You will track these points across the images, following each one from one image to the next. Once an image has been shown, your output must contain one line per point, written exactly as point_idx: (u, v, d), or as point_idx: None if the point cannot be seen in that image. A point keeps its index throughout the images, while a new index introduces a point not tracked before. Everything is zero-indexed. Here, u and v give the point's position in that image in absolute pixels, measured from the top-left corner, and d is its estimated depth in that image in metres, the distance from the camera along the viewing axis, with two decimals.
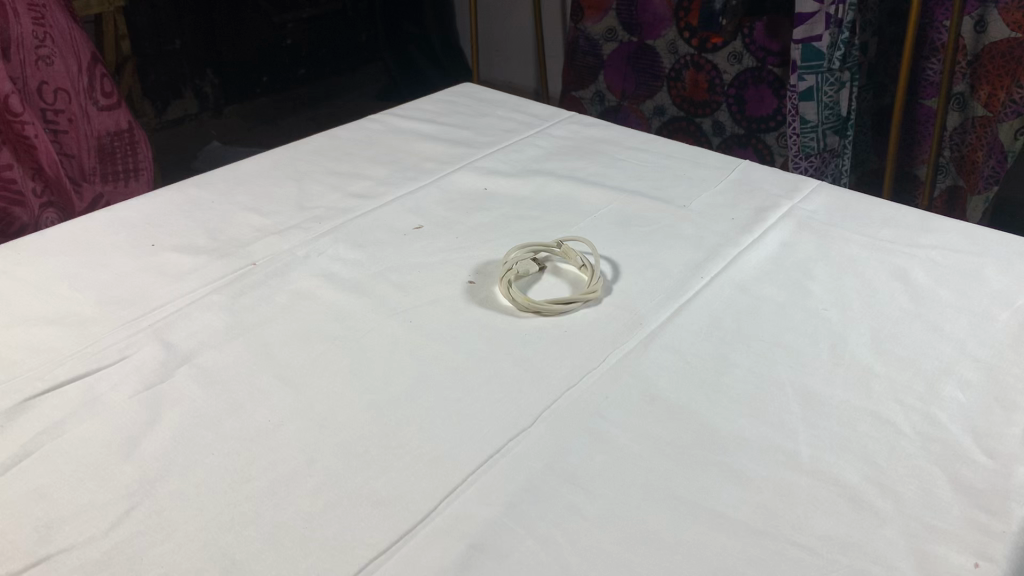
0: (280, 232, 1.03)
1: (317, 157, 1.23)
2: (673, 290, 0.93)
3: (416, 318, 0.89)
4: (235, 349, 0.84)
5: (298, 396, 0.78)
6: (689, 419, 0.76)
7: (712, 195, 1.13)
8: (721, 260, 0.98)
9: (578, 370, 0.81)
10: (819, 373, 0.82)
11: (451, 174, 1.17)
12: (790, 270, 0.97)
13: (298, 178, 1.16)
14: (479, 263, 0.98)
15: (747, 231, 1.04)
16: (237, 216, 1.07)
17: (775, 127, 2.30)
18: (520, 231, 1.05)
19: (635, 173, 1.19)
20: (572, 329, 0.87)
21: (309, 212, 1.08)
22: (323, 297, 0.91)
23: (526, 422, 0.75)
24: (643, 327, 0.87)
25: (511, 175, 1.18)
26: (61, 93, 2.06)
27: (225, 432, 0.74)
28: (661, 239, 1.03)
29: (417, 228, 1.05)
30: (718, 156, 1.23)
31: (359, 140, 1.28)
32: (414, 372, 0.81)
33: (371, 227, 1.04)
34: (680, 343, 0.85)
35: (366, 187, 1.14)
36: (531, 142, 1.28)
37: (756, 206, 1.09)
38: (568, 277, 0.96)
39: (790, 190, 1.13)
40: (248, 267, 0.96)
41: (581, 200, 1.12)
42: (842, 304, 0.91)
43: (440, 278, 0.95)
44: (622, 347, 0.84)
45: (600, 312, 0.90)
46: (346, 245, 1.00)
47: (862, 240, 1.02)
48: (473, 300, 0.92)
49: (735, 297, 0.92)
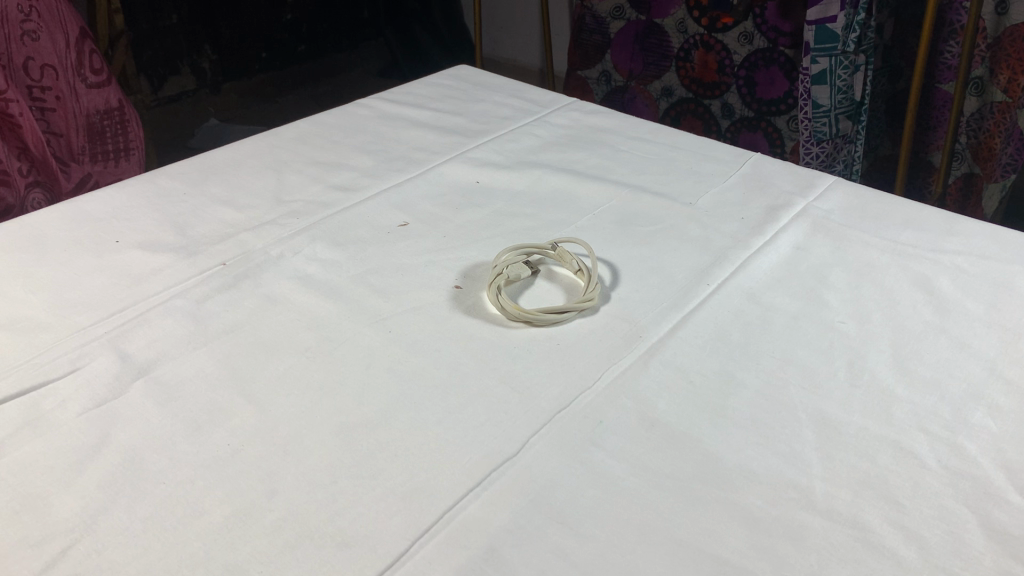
0: (254, 229, 0.96)
1: (299, 145, 1.15)
2: (677, 298, 0.86)
3: (396, 327, 0.81)
4: (197, 361, 0.77)
5: (262, 417, 0.71)
6: (691, 448, 0.69)
7: (720, 191, 1.05)
8: (729, 264, 0.91)
9: (570, 389, 0.74)
10: (836, 395, 0.74)
11: (441, 165, 1.10)
12: (802, 277, 0.89)
13: (278, 168, 1.09)
14: (467, 266, 0.91)
15: (757, 232, 0.96)
16: (209, 211, 0.99)
17: (785, 110, 2.22)
18: (513, 229, 0.98)
19: (639, 167, 1.11)
20: (566, 342, 0.80)
21: (287, 206, 1.00)
22: (296, 302, 0.84)
23: (511, 450, 0.68)
24: (643, 341, 0.80)
25: (505, 167, 1.10)
26: (48, 69, 1.98)
27: (179, 457, 0.68)
28: (664, 241, 0.95)
29: (402, 226, 0.97)
30: (728, 148, 1.15)
31: (345, 127, 1.20)
32: (391, 390, 0.74)
33: (352, 224, 0.97)
34: (682, 359, 0.78)
35: (350, 179, 1.07)
36: (528, 130, 1.20)
37: (768, 205, 1.01)
38: (564, 282, 0.89)
39: (805, 187, 1.05)
40: (218, 267, 0.89)
41: (580, 196, 1.04)
42: (860, 316, 0.84)
43: (425, 282, 0.88)
44: (619, 364, 0.77)
45: (596, 323, 0.83)
46: (324, 244, 0.93)
47: (882, 244, 0.94)
48: (459, 307, 0.85)
49: (743, 307, 0.85)
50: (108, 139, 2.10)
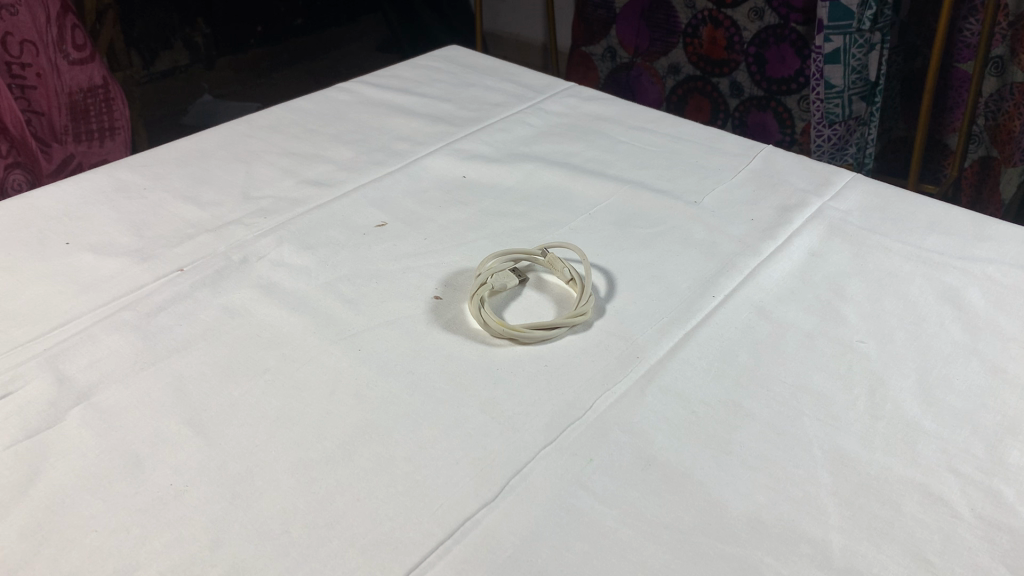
0: (217, 230, 0.88)
1: (272, 133, 1.07)
2: (678, 312, 0.78)
3: (366, 344, 0.73)
4: (143, 385, 0.69)
5: (209, 453, 0.64)
6: (692, 492, 0.61)
7: (728, 189, 0.96)
8: (736, 273, 0.83)
9: (557, 419, 0.66)
10: (855, 428, 0.66)
11: (425, 157, 1.01)
12: (818, 289, 0.81)
13: (247, 160, 1.01)
14: (448, 272, 0.83)
15: (768, 236, 0.88)
16: (171, 209, 0.91)
17: (797, 89, 2.12)
18: (501, 231, 0.89)
19: (639, 160, 1.02)
20: (554, 363, 0.72)
21: (255, 203, 0.92)
22: (257, 315, 0.77)
23: (488, 494, 0.60)
24: (640, 362, 0.72)
25: (495, 160, 1.01)
26: (28, 45, 1.87)
27: (115, 499, 0.60)
28: (666, 246, 0.87)
29: (380, 226, 0.89)
30: (737, 139, 1.06)
31: (323, 114, 1.12)
32: (357, 419, 0.66)
33: (324, 224, 0.89)
34: (684, 384, 0.70)
35: (325, 173, 0.98)
36: (521, 118, 1.11)
37: (779, 205, 0.93)
38: (554, 293, 0.80)
39: (820, 184, 0.96)
40: (174, 273, 0.81)
41: (575, 193, 0.96)
42: (882, 335, 0.75)
43: (401, 292, 0.80)
44: (613, 390, 0.69)
45: (589, 341, 0.75)
46: (293, 247, 0.85)
47: (905, 250, 0.86)
48: (438, 321, 0.77)
49: (753, 323, 0.76)
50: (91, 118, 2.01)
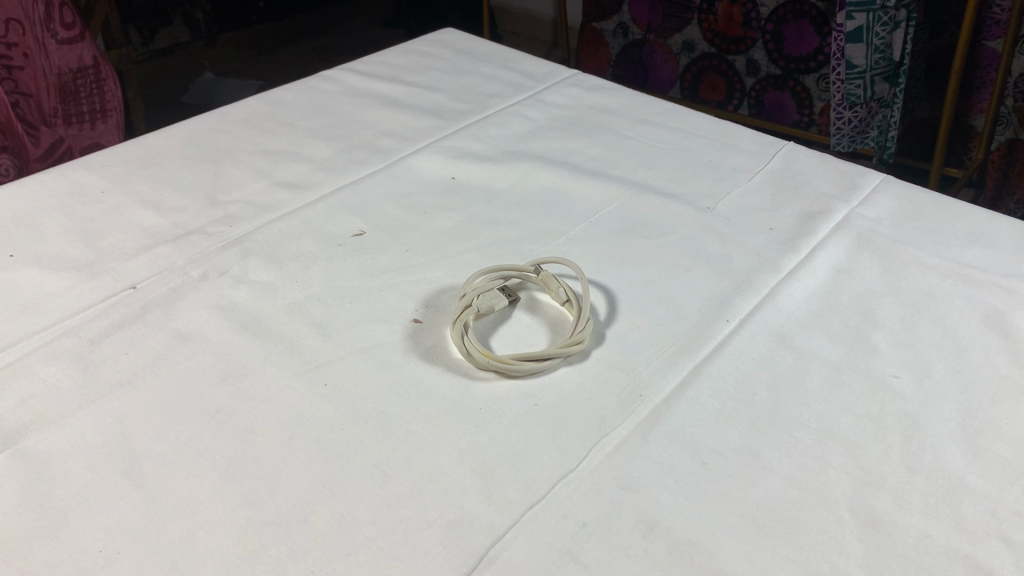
0: (177, 240, 0.79)
1: (246, 128, 0.98)
2: (687, 339, 0.69)
3: (333, 378, 0.65)
4: (80, 426, 0.61)
5: (147, 511, 0.56)
6: (700, 565, 0.53)
7: (744, 193, 0.87)
8: (754, 293, 0.74)
9: (546, 473, 0.58)
10: (889, 485, 0.58)
11: (412, 156, 0.92)
12: (844, 313, 0.72)
13: (217, 159, 0.92)
14: (430, 291, 0.74)
15: (789, 249, 0.79)
16: (129, 216, 0.83)
17: (816, 68, 2.02)
18: (491, 241, 0.80)
19: (646, 159, 0.93)
20: (545, 401, 0.64)
21: (221, 209, 0.84)
22: (214, 342, 0.68)
23: (463, 567, 0.52)
24: (643, 401, 0.63)
25: (488, 159, 0.92)
26: (13, 24, 1.71)
27: (34, 569, 0.52)
28: (674, 260, 0.78)
29: (357, 235, 0.81)
30: (755, 135, 0.97)
31: (303, 106, 1.03)
32: (318, 472, 0.58)
33: (296, 233, 0.80)
34: (692, 429, 0.61)
35: (301, 174, 0.90)
36: (518, 111, 1.02)
37: (800, 212, 0.84)
38: (547, 316, 0.72)
39: (846, 188, 0.87)
40: (126, 292, 0.73)
41: (575, 197, 0.87)
42: (918, 369, 0.67)
43: (377, 313, 0.72)
44: (612, 436, 0.61)
45: (586, 373, 0.66)
46: (259, 261, 0.77)
47: (943, 265, 0.76)
48: (416, 350, 0.68)
49: (771, 354, 0.68)
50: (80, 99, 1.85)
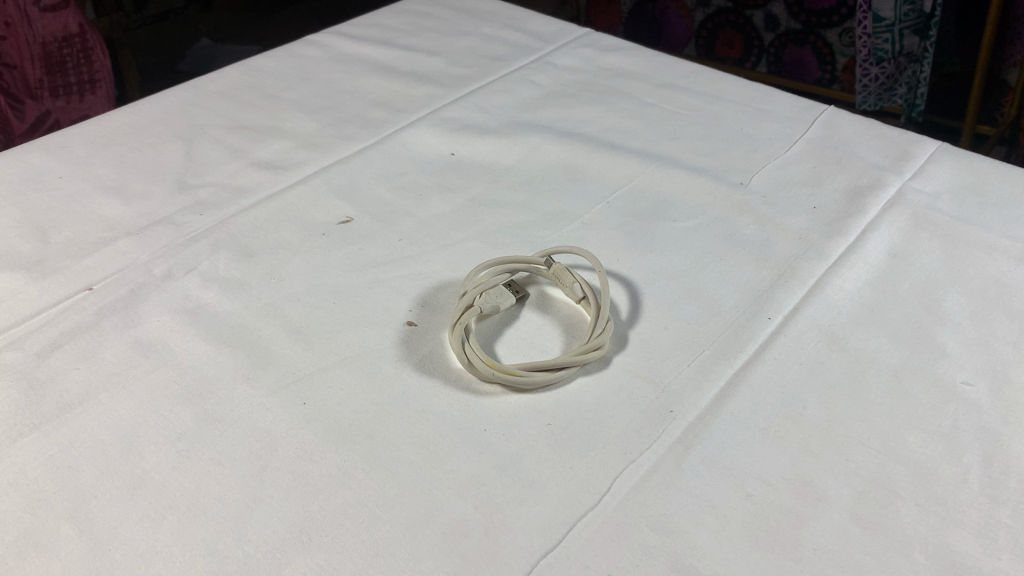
0: (141, 232, 0.71)
1: (222, 102, 0.89)
2: (724, 341, 0.59)
3: (313, 395, 0.56)
4: (19, 457, 0.53)
5: (92, 563, 0.47)
6: None
7: (781, 166, 0.77)
8: (799, 285, 0.64)
9: (562, 511, 0.49)
10: (971, 521, 0.49)
11: (406, 130, 0.83)
12: (904, 307, 0.62)
13: (190, 138, 0.83)
14: (427, 288, 0.65)
15: (836, 231, 0.69)
16: (88, 204, 0.74)
17: (838, 22, 1.89)
18: (496, 227, 0.71)
19: (668, 127, 0.83)
20: (559, 419, 0.54)
21: (191, 194, 0.75)
22: (180, 353, 0.60)
23: None
24: (674, 418, 0.54)
25: (491, 131, 0.83)
26: None
27: None
28: (705, 246, 0.68)
29: (343, 222, 0.71)
30: (790, 99, 0.86)
31: (286, 75, 0.93)
32: (293, 512, 0.49)
33: (274, 222, 0.71)
34: (734, 453, 0.52)
35: (282, 153, 0.80)
36: (524, 76, 0.92)
37: (846, 187, 0.74)
38: (560, 316, 0.62)
39: (898, 158, 0.77)
40: (81, 294, 0.64)
41: (590, 173, 0.77)
42: (994, 374, 0.57)
43: (366, 314, 0.62)
44: (640, 462, 0.51)
45: (606, 384, 0.57)
46: (231, 255, 0.68)
47: (1014, 248, 0.66)
48: (410, 359, 0.59)
49: (822, 357, 0.58)
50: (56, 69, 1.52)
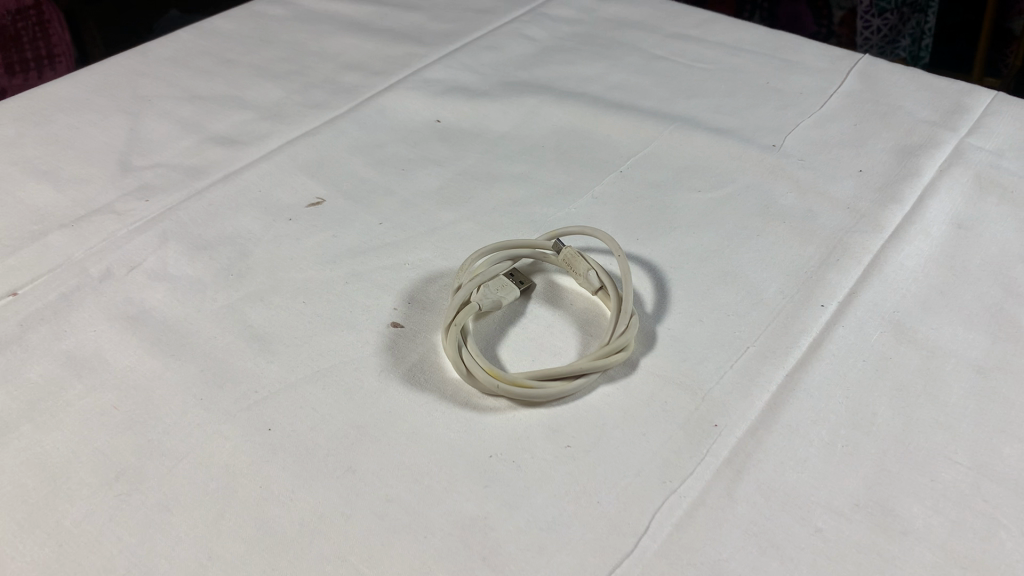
0: (76, 224, 0.60)
1: (174, 70, 0.78)
2: (771, 336, 0.50)
3: (281, 419, 0.46)
4: None
5: None
6: None
7: (817, 124, 0.67)
8: (854, 264, 0.54)
9: (591, 560, 0.39)
10: None
11: (384, 95, 0.72)
12: (978, 287, 0.53)
13: (136, 111, 0.72)
14: (415, 282, 0.55)
15: (888, 198, 0.59)
16: (17, 192, 0.63)
17: None
18: (493, 205, 0.61)
19: (684, 84, 0.73)
20: (580, 439, 0.45)
21: (136, 177, 0.64)
22: (120, 370, 0.50)
23: None
24: (719, 434, 0.45)
25: (482, 93, 0.72)
26: None
27: None
28: (738, 221, 0.58)
29: (314, 205, 0.61)
30: (819, 48, 0.76)
31: (247, 37, 0.82)
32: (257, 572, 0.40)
33: (233, 207, 0.61)
34: (796, 478, 0.43)
35: (241, 126, 0.70)
36: (516, 29, 0.81)
37: (895, 147, 0.64)
38: (574, 311, 0.53)
39: (950, 112, 0.67)
40: (3, 300, 0.54)
41: (597, 139, 0.67)
42: None
43: (343, 315, 0.52)
44: (682, 493, 0.42)
45: (634, 393, 0.47)
46: (183, 248, 0.58)
47: None
48: (398, 370, 0.49)
49: (889, 352, 0.49)
50: (45, 9, 1.12)
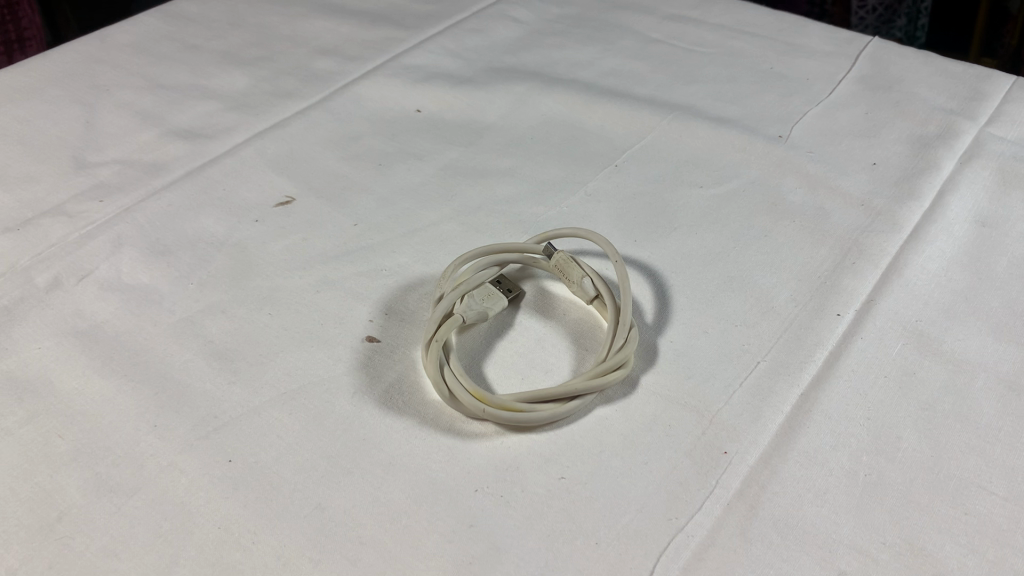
0: (22, 227, 0.55)
1: (134, 57, 0.72)
2: (783, 349, 0.46)
3: (243, 449, 0.42)
4: None
5: None
6: None
7: (826, 113, 0.62)
8: (871, 268, 0.50)
9: None
10: None
11: (361, 83, 0.67)
12: (1006, 293, 0.48)
13: (92, 101, 0.67)
14: (393, 290, 0.50)
15: (905, 194, 0.55)
16: None
17: None
18: (478, 203, 0.56)
19: (682, 69, 0.68)
20: (576, 469, 0.41)
21: (90, 175, 0.59)
22: (65, 394, 0.45)
23: None
24: (730, 462, 0.40)
25: (465, 81, 0.67)
26: None
27: None
28: (744, 220, 0.54)
29: (283, 204, 0.56)
30: (825, 30, 0.71)
31: (214, 21, 0.77)
32: None
33: (194, 208, 0.56)
34: (815, 513, 0.38)
35: (206, 118, 0.65)
36: (502, 11, 0.76)
37: (910, 137, 0.60)
38: (567, 322, 0.48)
39: (967, 99, 0.63)
40: None
41: (589, 130, 0.62)
42: None
43: (314, 329, 0.48)
44: (690, 531, 0.38)
45: (634, 415, 0.43)
46: (139, 254, 0.53)
47: None
48: (375, 390, 0.44)
49: (914, 367, 0.44)
50: None
